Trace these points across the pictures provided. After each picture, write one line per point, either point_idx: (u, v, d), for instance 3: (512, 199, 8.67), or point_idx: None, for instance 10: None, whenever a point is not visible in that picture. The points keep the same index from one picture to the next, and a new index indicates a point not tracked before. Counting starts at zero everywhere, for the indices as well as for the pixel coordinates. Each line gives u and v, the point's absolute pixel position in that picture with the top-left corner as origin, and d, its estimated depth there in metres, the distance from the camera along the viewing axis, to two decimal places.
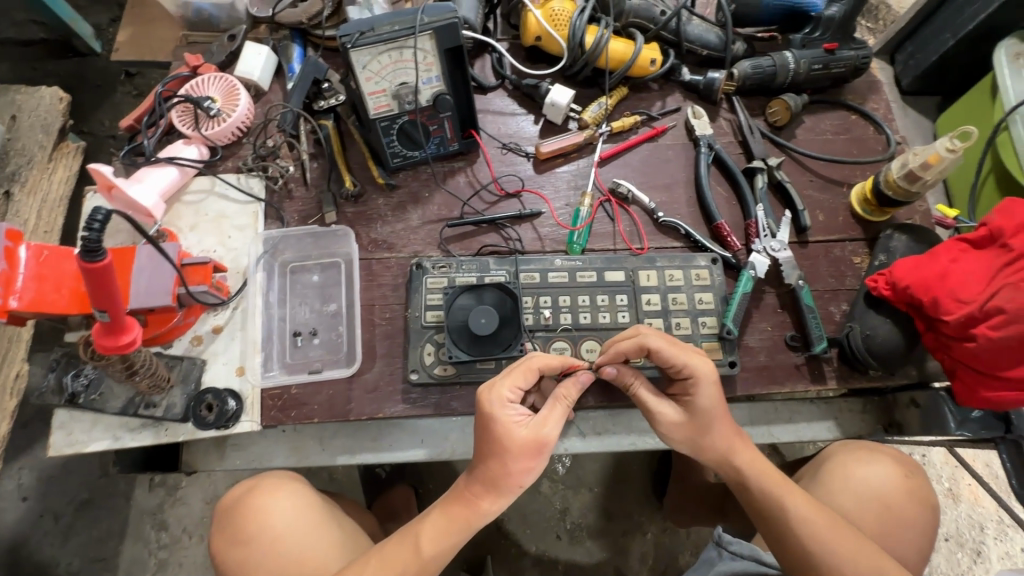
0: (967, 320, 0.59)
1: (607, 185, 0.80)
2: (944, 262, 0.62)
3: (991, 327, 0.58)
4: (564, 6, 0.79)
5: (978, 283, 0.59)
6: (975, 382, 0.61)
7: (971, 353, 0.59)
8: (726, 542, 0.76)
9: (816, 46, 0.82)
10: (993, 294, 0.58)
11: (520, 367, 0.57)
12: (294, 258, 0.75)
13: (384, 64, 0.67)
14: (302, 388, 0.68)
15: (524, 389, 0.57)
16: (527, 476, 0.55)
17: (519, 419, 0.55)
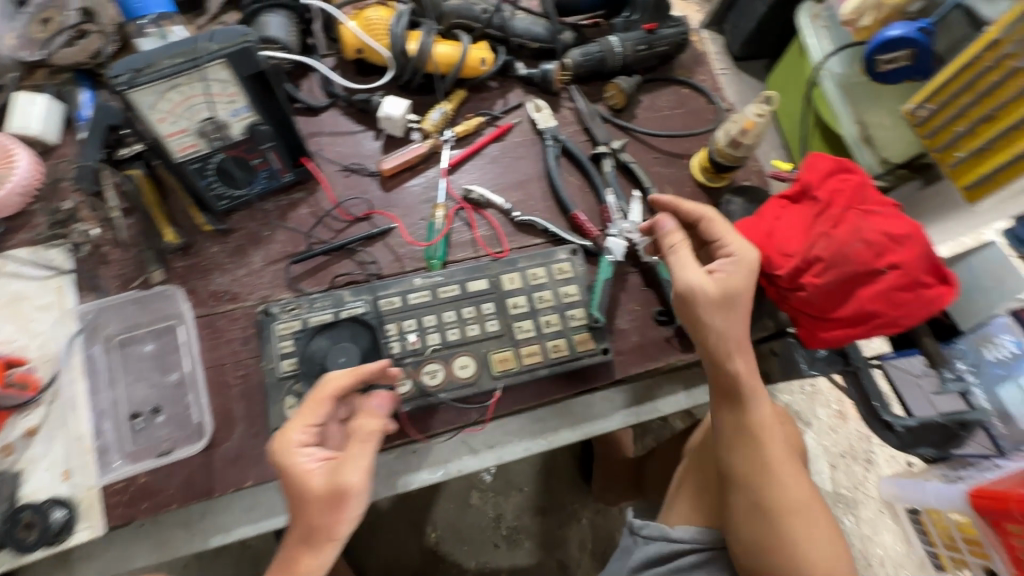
0: (796, 271, 0.62)
1: (459, 192, 0.78)
2: (770, 221, 0.66)
3: (815, 274, 0.61)
4: (381, 14, 0.76)
5: (799, 235, 0.63)
6: (815, 327, 0.64)
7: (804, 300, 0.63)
8: (638, 527, 0.72)
9: (636, 28, 0.85)
10: (812, 244, 0.62)
11: (311, 402, 0.55)
12: (119, 331, 0.67)
13: (176, 101, 0.60)
14: (149, 475, 0.61)
15: (316, 426, 0.55)
16: (341, 525, 0.54)
17: (310, 466, 0.54)
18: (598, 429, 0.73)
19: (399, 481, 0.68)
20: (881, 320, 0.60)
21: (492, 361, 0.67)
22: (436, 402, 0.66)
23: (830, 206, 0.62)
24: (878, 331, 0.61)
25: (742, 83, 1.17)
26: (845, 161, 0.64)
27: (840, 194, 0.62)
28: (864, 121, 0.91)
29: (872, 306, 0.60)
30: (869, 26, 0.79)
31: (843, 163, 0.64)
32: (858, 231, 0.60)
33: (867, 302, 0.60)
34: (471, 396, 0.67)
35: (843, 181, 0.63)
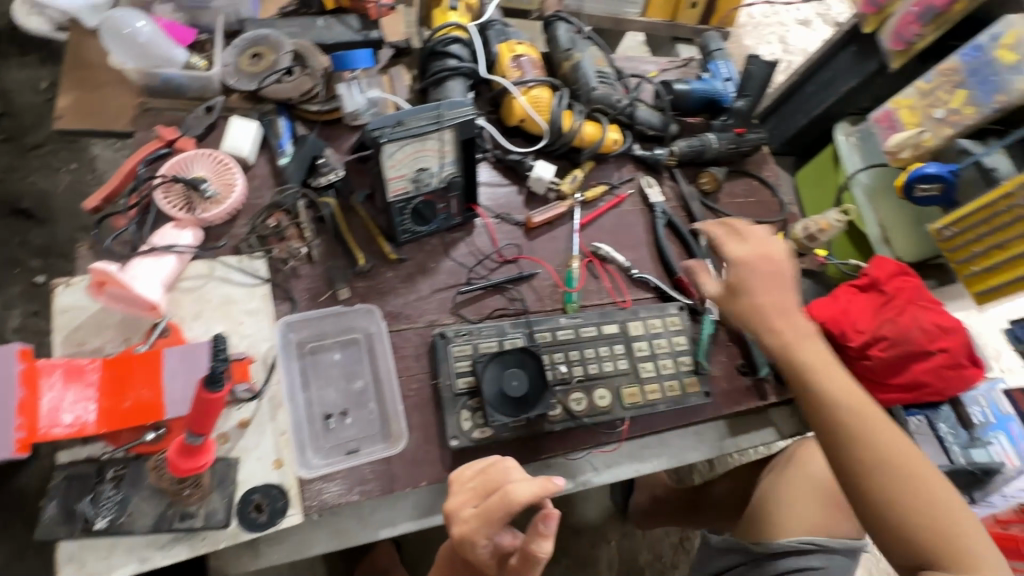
0: (867, 343, 0.82)
1: (589, 248, 0.92)
2: (844, 302, 0.85)
3: (881, 349, 0.82)
4: (544, 93, 0.90)
5: (870, 314, 0.84)
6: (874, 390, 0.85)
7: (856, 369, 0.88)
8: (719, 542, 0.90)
9: (729, 130, 1.04)
10: (882, 326, 0.82)
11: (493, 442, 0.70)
12: (310, 338, 0.75)
13: (409, 153, 0.72)
14: (344, 470, 0.69)
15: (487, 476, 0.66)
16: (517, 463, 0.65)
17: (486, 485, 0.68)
18: (688, 457, 0.89)
19: None
20: (930, 390, 0.82)
21: (623, 394, 0.81)
22: (578, 425, 0.78)
23: (895, 297, 0.83)
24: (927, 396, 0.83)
25: None
26: (907, 267, 0.84)
27: (903, 290, 0.83)
28: (884, 226, 1.16)
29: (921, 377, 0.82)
30: (907, 157, 1.01)
31: (905, 268, 0.85)
32: (918, 320, 0.81)
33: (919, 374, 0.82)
34: (605, 423, 0.80)
35: (905, 281, 0.84)
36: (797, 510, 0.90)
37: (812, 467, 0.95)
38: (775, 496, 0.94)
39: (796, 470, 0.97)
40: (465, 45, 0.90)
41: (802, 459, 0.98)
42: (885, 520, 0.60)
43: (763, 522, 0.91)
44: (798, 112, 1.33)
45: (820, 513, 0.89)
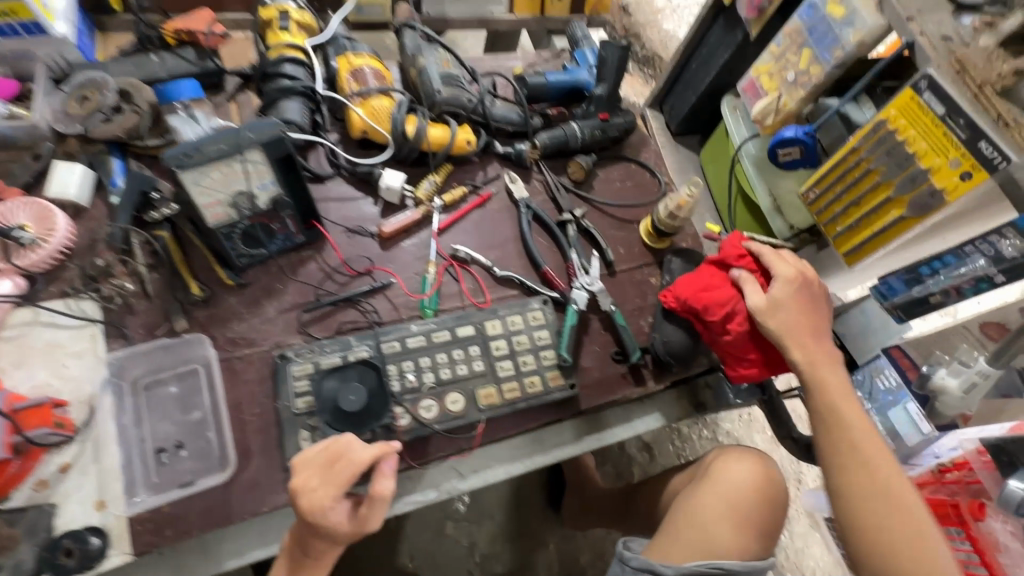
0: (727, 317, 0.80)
1: (448, 251, 0.91)
2: (706, 279, 0.83)
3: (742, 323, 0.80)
4: (383, 102, 0.90)
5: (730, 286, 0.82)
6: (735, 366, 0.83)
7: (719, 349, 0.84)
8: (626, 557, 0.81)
9: (593, 117, 1.03)
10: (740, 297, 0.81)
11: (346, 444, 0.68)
12: (144, 374, 0.75)
13: (215, 178, 0.71)
14: (175, 504, 0.68)
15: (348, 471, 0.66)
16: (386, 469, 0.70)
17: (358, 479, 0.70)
18: (566, 453, 0.85)
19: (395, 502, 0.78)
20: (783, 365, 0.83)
21: (478, 396, 0.80)
22: (429, 432, 0.77)
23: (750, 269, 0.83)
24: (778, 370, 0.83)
25: (680, 155, 1.37)
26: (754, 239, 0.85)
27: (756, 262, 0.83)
28: (775, 194, 1.13)
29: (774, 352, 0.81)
30: (773, 124, 1.00)
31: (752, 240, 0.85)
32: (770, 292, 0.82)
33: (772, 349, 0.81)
34: (460, 427, 0.78)
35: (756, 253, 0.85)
36: (722, 533, 0.80)
37: (737, 482, 0.86)
38: (698, 512, 0.83)
39: (722, 482, 0.86)
40: (301, 65, 0.90)
41: (727, 468, 0.88)
42: (885, 547, 0.66)
43: (682, 542, 0.79)
44: (687, 89, 1.29)
45: (736, 536, 0.80)
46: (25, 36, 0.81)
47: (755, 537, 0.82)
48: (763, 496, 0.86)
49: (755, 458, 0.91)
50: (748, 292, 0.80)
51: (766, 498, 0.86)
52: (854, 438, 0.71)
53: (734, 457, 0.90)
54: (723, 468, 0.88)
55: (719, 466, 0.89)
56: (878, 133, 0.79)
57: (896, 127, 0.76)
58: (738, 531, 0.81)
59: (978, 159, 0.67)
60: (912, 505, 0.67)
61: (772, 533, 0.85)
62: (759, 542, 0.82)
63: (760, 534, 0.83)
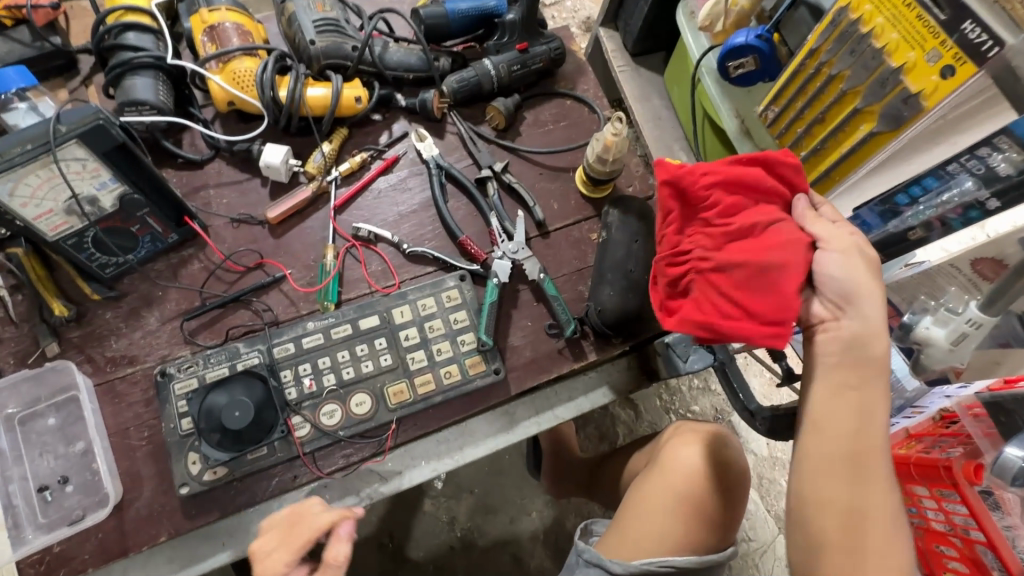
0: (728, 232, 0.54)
1: (349, 231, 0.80)
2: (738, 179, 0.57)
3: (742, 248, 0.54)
4: (248, 64, 0.77)
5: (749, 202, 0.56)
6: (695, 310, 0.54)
7: (723, 266, 0.53)
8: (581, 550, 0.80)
9: (509, 49, 0.87)
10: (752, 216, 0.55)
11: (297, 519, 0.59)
12: (19, 409, 0.69)
13: (36, 185, 0.61)
14: (64, 543, 0.64)
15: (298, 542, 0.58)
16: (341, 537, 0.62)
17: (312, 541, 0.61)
18: (501, 442, 0.78)
19: None
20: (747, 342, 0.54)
21: (387, 394, 0.71)
22: (334, 440, 0.69)
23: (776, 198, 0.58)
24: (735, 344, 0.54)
25: (641, 78, 1.21)
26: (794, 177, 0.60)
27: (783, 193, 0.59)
28: (742, 115, 0.95)
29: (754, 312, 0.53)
30: (723, 31, 0.83)
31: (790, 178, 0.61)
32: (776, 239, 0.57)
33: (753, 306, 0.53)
34: (369, 430, 0.71)
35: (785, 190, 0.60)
36: (669, 529, 0.76)
37: (689, 471, 0.80)
38: (646, 507, 0.79)
39: (673, 472, 0.81)
40: (148, 32, 0.78)
41: (679, 455, 0.82)
42: None
43: (629, 540, 0.77)
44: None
45: (686, 530, 0.77)
46: None
47: (710, 528, 0.78)
48: (720, 482, 0.81)
49: (710, 439, 0.84)
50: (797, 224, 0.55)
51: (722, 485, 0.80)
52: (871, 472, 0.52)
53: (686, 440, 0.84)
54: (675, 457, 0.82)
55: (671, 452, 0.83)
56: (839, 27, 0.62)
57: (860, 18, 0.60)
58: (688, 526, 0.77)
59: (963, 48, 0.52)
60: (912, 556, 0.52)
61: (732, 519, 0.81)
62: (714, 532, 0.79)
63: (718, 523, 0.79)
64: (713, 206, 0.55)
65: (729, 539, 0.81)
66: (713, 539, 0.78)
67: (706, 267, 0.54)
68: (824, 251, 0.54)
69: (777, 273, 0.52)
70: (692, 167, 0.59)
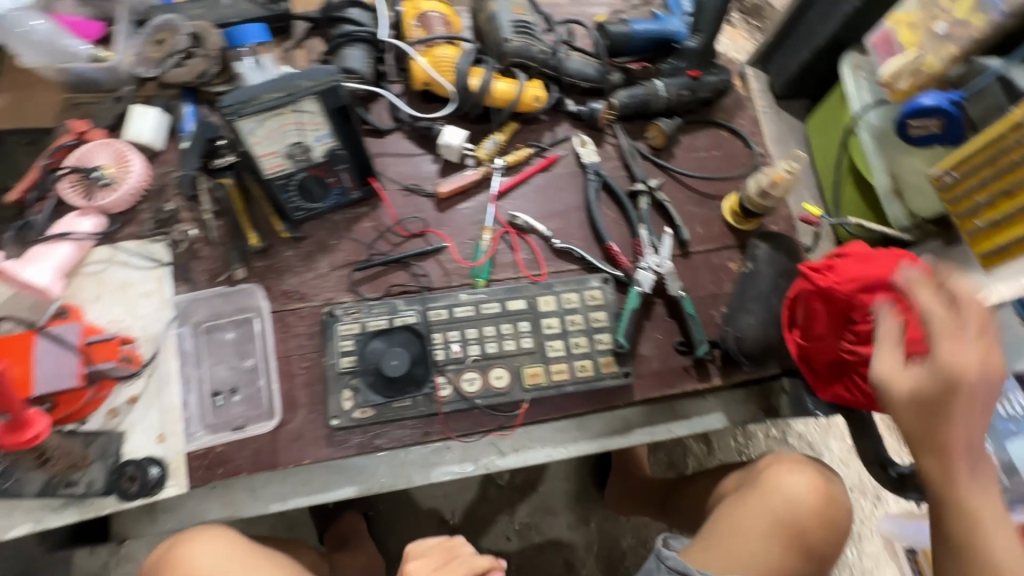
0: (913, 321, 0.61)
1: (506, 217, 0.86)
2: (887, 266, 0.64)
3: None
4: (449, 52, 0.84)
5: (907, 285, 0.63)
6: None
7: (874, 362, 0.62)
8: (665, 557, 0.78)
9: (683, 74, 0.91)
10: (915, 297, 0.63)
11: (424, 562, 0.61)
12: (205, 318, 0.77)
13: (272, 128, 0.70)
14: (226, 445, 0.71)
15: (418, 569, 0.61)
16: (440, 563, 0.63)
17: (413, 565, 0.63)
18: (614, 443, 0.80)
19: (433, 470, 0.77)
20: None
21: (524, 374, 0.76)
22: (470, 407, 0.74)
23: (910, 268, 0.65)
24: None
25: (781, 120, 1.19)
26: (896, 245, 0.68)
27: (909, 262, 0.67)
28: (896, 174, 0.96)
29: None
30: (904, 90, 0.84)
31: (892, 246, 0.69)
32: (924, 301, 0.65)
33: None
34: (503, 404, 0.75)
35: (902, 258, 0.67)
36: (762, 550, 0.77)
37: (792, 500, 0.80)
38: (742, 523, 0.79)
39: (775, 497, 0.80)
40: (366, 9, 0.87)
41: (784, 482, 0.81)
42: None
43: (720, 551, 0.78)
44: (801, 46, 1.11)
45: (778, 553, 0.78)
46: None
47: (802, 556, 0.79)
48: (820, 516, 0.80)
49: (816, 473, 0.83)
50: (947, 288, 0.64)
51: (823, 517, 0.79)
52: None
53: (789, 467, 0.83)
54: (780, 482, 0.81)
55: (775, 477, 0.82)
56: None
57: None
58: (781, 550, 0.78)
59: None
60: None
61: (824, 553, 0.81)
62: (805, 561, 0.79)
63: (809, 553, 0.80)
64: (858, 308, 0.62)
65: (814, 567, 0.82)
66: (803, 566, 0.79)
67: None
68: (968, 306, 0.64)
69: None
70: (833, 263, 0.65)
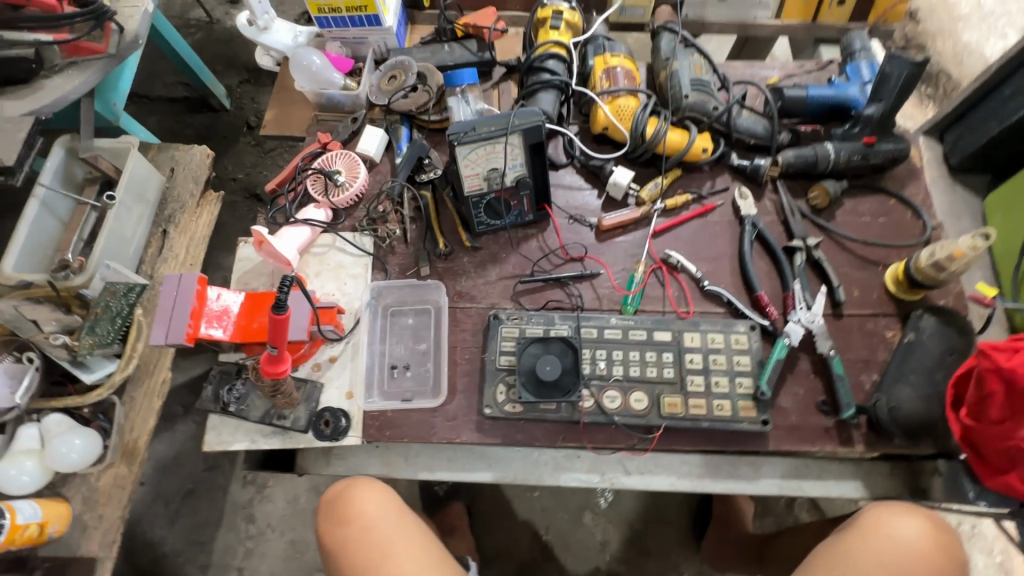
0: None
1: (659, 254, 0.92)
2: None
3: None
4: (630, 102, 0.94)
5: None
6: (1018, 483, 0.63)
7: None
8: None
9: (856, 140, 0.92)
10: None
11: None
12: (392, 303, 0.92)
13: (480, 155, 0.83)
14: (395, 412, 0.83)
15: None
16: None
17: None
18: (740, 488, 0.81)
19: (562, 474, 0.83)
20: None
21: (663, 402, 0.80)
22: (608, 422, 0.80)
23: None
24: None
25: (956, 194, 1.14)
26: None
27: None
28: None
29: None
30: None
31: None
32: None
33: None
34: (639, 425, 0.80)
35: None
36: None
37: (901, 542, 0.70)
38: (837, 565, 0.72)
39: (877, 536, 0.71)
40: (562, 61, 0.99)
41: (888, 521, 0.72)
42: None
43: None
44: (990, 119, 1.06)
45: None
46: (366, 26, 1.04)
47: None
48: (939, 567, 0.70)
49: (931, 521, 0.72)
50: None
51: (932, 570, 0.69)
52: None
53: (902, 514, 0.72)
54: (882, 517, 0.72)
55: (881, 517, 0.72)
56: None
57: None
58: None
59: None
60: None
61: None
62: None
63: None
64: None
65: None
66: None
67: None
68: None
69: None
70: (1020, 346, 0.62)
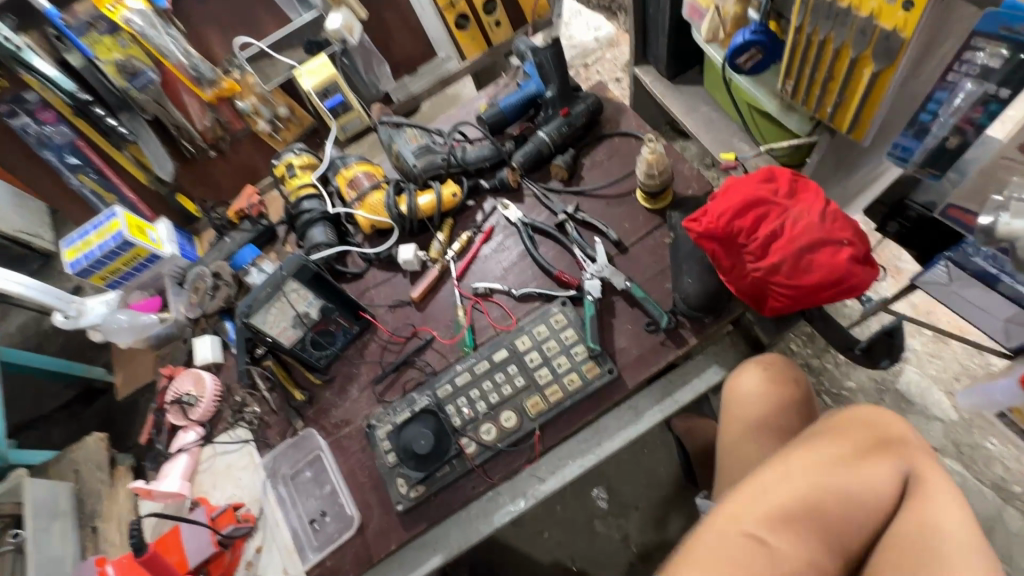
0: (761, 244, 0.70)
1: (470, 291, 1.03)
2: (736, 200, 0.72)
3: (776, 249, 0.69)
4: (377, 196, 1.09)
5: (754, 218, 0.71)
6: (772, 300, 0.73)
7: (777, 267, 0.69)
8: None
9: (557, 117, 1.08)
10: (765, 222, 0.71)
11: None
12: (287, 469, 0.98)
13: (274, 314, 0.96)
14: (332, 558, 0.89)
15: None
16: None
17: None
18: (633, 432, 0.89)
19: (494, 516, 0.87)
20: (829, 296, 0.69)
21: (527, 407, 0.89)
22: (496, 452, 0.88)
23: (771, 194, 0.72)
24: (825, 299, 0.69)
25: (683, 94, 1.30)
26: (769, 169, 0.74)
27: (777, 184, 0.73)
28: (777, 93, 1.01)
29: (817, 281, 0.68)
30: (727, 35, 0.95)
31: (769, 171, 0.74)
32: (794, 218, 0.70)
33: (813, 277, 0.68)
34: (520, 439, 0.89)
35: (773, 182, 0.73)
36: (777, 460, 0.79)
37: (758, 402, 0.82)
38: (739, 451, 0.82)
39: (740, 410, 0.84)
40: (314, 196, 1.13)
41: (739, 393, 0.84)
42: None
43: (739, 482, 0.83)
44: (657, 35, 1.24)
45: (760, 526, 0.61)
46: (151, 265, 1.17)
47: (790, 463, 0.66)
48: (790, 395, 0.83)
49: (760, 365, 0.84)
50: (801, 210, 0.70)
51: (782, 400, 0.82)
52: None
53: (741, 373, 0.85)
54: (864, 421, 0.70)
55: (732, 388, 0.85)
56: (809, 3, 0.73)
57: None
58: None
59: None
60: None
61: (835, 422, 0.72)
62: (793, 478, 0.64)
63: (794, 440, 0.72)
64: (740, 233, 0.71)
65: (937, 498, 0.61)
66: (841, 540, 0.61)
67: (761, 274, 0.71)
68: (825, 221, 0.69)
69: (809, 254, 0.68)
70: (707, 208, 0.75)
